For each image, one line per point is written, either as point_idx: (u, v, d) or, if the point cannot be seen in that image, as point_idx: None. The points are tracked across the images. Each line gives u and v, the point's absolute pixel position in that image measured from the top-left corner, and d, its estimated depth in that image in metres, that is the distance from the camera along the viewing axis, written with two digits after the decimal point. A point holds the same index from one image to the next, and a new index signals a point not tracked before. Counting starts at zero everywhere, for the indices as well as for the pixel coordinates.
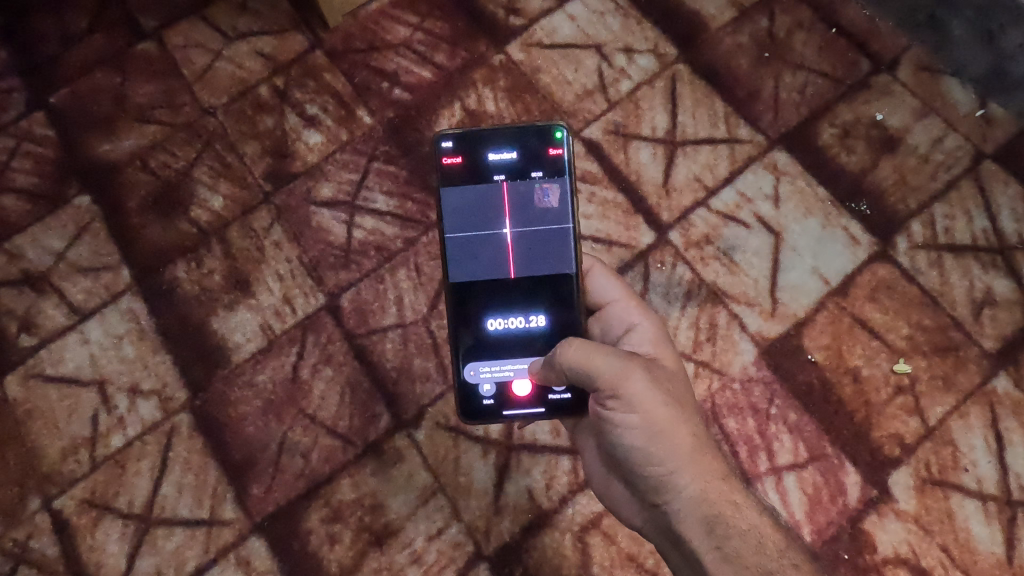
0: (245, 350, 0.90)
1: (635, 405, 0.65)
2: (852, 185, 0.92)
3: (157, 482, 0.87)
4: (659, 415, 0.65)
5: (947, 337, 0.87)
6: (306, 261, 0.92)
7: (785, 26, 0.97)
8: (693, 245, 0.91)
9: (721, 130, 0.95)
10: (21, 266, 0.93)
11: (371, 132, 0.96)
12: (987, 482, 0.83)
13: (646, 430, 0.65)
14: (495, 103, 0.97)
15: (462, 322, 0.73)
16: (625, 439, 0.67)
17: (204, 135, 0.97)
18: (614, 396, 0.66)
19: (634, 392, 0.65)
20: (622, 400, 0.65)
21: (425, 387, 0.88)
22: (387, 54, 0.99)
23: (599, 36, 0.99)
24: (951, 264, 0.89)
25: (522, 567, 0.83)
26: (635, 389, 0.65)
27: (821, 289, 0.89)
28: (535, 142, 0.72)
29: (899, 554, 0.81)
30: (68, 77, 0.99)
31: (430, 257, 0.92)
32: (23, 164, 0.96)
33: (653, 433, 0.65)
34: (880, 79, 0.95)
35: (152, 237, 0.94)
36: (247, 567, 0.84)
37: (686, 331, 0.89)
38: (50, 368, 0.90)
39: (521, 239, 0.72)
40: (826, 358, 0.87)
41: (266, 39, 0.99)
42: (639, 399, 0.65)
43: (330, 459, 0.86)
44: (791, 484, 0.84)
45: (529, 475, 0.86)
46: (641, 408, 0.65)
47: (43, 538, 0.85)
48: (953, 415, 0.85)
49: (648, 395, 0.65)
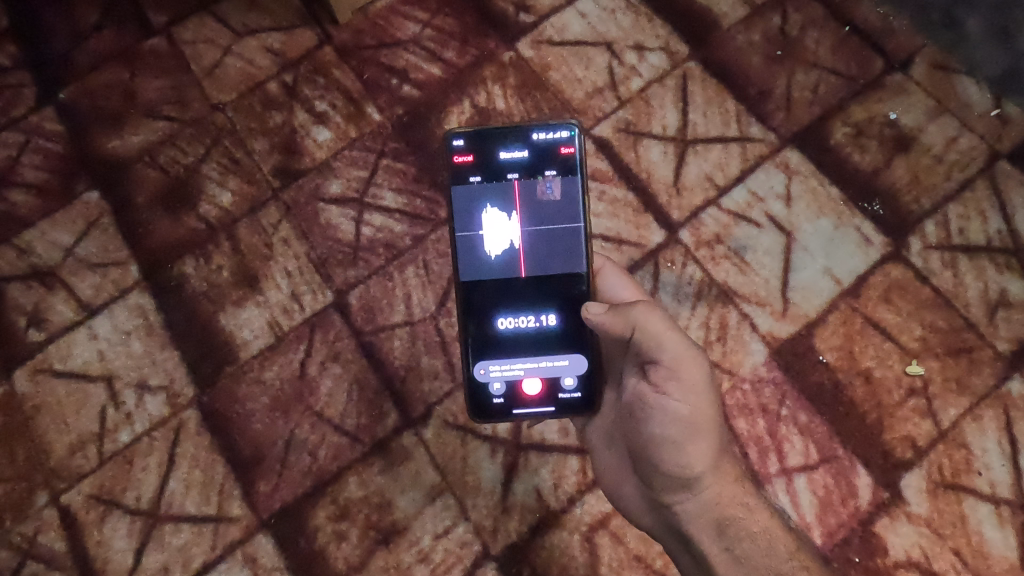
0: (253, 347, 0.90)
1: (687, 395, 0.64)
2: (864, 185, 0.91)
3: (165, 478, 0.86)
4: (706, 411, 0.64)
5: (961, 339, 0.86)
6: (315, 257, 0.92)
7: (797, 24, 0.96)
8: (704, 244, 0.90)
9: (733, 128, 0.94)
10: (30, 261, 0.93)
11: (380, 129, 0.96)
12: (1001, 486, 0.82)
13: (689, 423, 0.64)
14: (504, 100, 0.96)
15: (472, 319, 0.72)
16: (662, 429, 0.65)
17: (214, 131, 0.96)
18: (672, 378, 0.64)
19: (691, 381, 0.64)
20: (678, 386, 0.64)
21: (433, 385, 0.88)
22: (396, 50, 0.98)
23: (610, 34, 0.98)
24: (965, 265, 0.88)
25: (529, 567, 0.83)
26: (692, 378, 0.64)
27: (833, 289, 0.88)
28: (547, 140, 0.71)
29: (911, 557, 0.81)
30: (79, 72, 0.99)
31: (439, 255, 0.91)
32: (33, 160, 0.96)
33: (694, 428, 0.64)
34: (894, 77, 0.94)
35: (160, 232, 0.93)
36: (254, 564, 0.83)
37: (697, 330, 0.88)
38: (58, 363, 0.90)
39: (532, 238, 0.71)
40: (838, 359, 0.86)
41: (277, 35, 0.99)
42: (693, 389, 0.64)
43: (337, 456, 0.86)
44: (802, 486, 0.83)
45: (538, 474, 0.85)
46: (692, 399, 0.64)
47: (50, 533, 0.85)
48: (966, 417, 0.84)
49: (702, 387, 0.64)
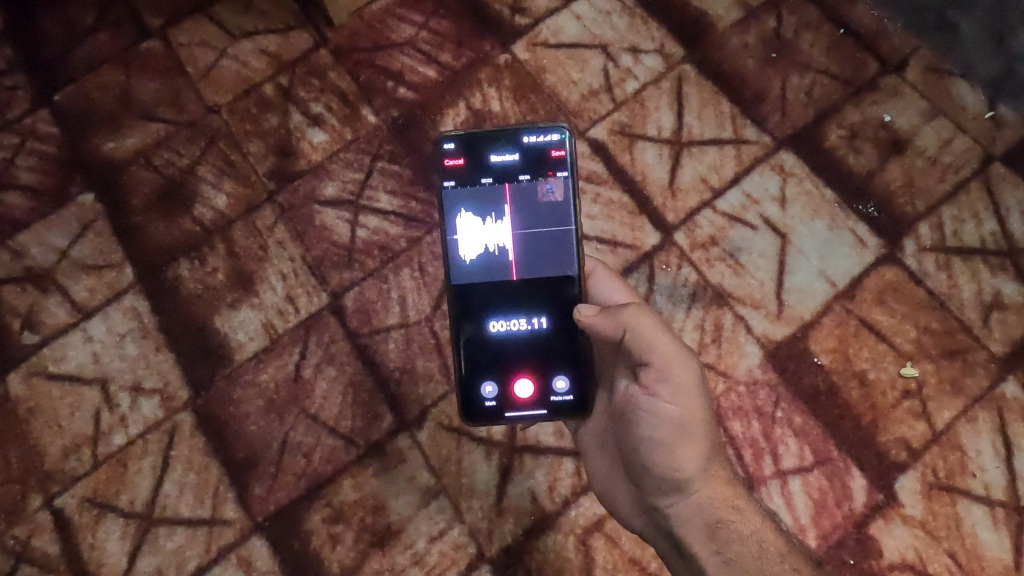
0: (247, 350, 0.90)
1: (677, 397, 0.64)
2: (859, 187, 0.91)
3: (159, 481, 0.86)
4: (696, 413, 0.64)
5: (955, 341, 0.86)
6: (310, 260, 0.92)
7: (792, 27, 0.97)
8: (699, 246, 0.91)
9: (728, 130, 0.94)
10: (25, 263, 0.93)
11: (375, 131, 0.96)
12: (995, 487, 0.82)
13: (679, 425, 0.64)
14: (499, 103, 0.96)
15: (464, 320, 0.72)
16: (651, 430, 0.65)
17: (210, 133, 0.96)
18: (662, 380, 0.64)
19: (681, 382, 0.64)
20: (668, 387, 0.64)
21: (429, 387, 0.88)
22: (392, 52, 0.98)
23: (605, 36, 0.98)
24: (959, 268, 0.88)
25: (524, 570, 0.82)
26: (682, 380, 0.64)
27: (828, 291, 0.89)
28: (537, 142, 0.71)
29: (906, 559, 0.81)
30: (74, 74, 0.99)
31: (435, 257, 0.91)
32: (27, 162, 0.96)
33: (684, 430, 0.64)
34: (888, 80, 0.94)
35: (155, 234, 0.93)
36: (248, 567, 0.83)
37: (691, 332, 0.88)
38: (52, 366, 0.90)
39: (524, 241, 0.71)
40: (833, 361, 0.86)
41: (272, 37, 0.99)
42: (683, 391, 0.64)
43: (332, 459, 0.86)
44: (797, 488, 0.83)
45: (532, 477, 0.85)
46: (682, 402, 0.64)
47: (44, 536, 0.85)
48: (961, 419, 0.84)
49: (692, 389, 0.64)
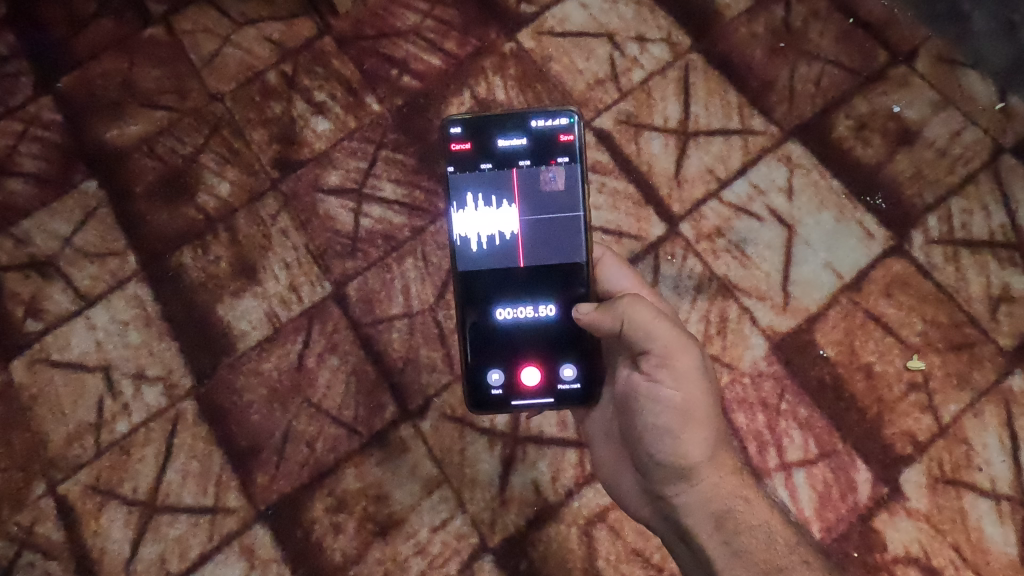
0: (251, 338, 0.89)
1: (679, 383, 0.64)
2: (867, 178, 0.90)
3: (163, 468, 0.86)
4: (700, 400, 0.64)
5: (963, 334, 0.86)
6: (313, 248, 0.92)
7: (801, 16, 0.95)
8: (704, 237, 0.90)
9: (735, 121, 0.93)
10: (28, 251, 0.93)
11: (380, 119, 0.95)
12: (1001, 481, 0.81)
13: (683, 411, 0.64)
14: (505, 91, 0.95)
15: (470, 306, 0.72)
16: (653, 418, 0.65)
17: (213, 121, 0.96)
18: (663, 366, 0.64)
19: (683, 368, 0.64)
20: (669, 374, 0.64)
21: (431, 377, 0.87)
22: (397, 40, 0.97)
23: (611, 25, 0.97)
24: (968, 260, 0.87)
25: (527, 561, 0.82)
26: (684, 366, 0.64)
27: (834, 283, 0.88)
28: (546, 128, 0.71)
29: (910, 553, 0.80)
30: (78, 62, 0.98)
31: (439, 246, 0.91)
32: (30, 149, 0.96)
33: (688, 416, 0.64)
34: (898, 70, 0.93)
35: (159, 222, 0.93)
36: (251, 555, 0.83)
37: (696, 323, 0.87)
38: (55, 354, 0.90)
39: (532, 227, 0.71)
40: (838, 353, 0.86)
41: (276, 24, 0.98)
42: (685, 377, 0.64)
43: (335, 448, 0.86)
44: (801, 481, 0.83)
45: (536, 467, 0.85)
46: (685, 388, 0.64)
47: (47, 523, 0.85)
48: (967, 413, 0.83)
49: (695, 375, 0.64)
